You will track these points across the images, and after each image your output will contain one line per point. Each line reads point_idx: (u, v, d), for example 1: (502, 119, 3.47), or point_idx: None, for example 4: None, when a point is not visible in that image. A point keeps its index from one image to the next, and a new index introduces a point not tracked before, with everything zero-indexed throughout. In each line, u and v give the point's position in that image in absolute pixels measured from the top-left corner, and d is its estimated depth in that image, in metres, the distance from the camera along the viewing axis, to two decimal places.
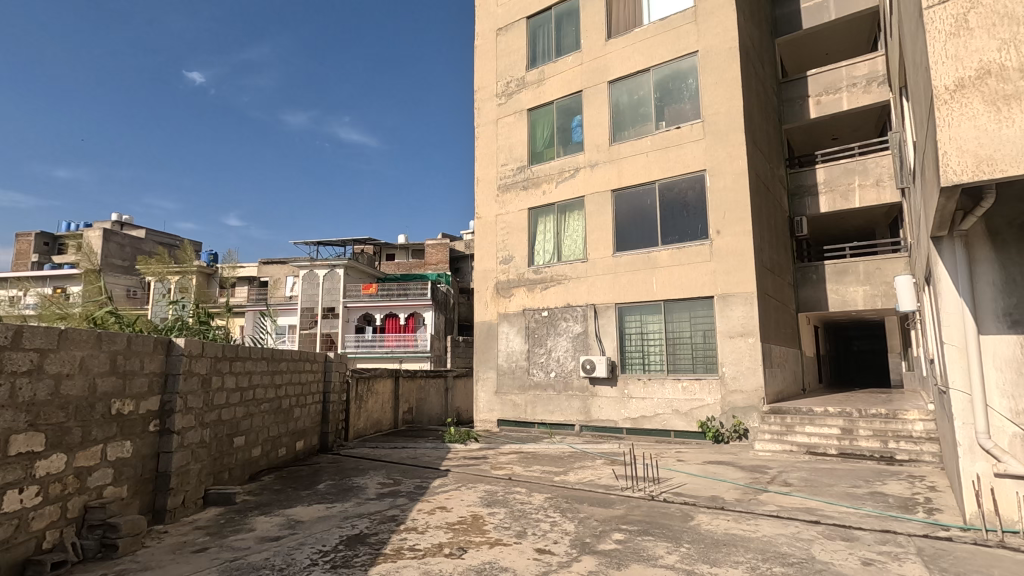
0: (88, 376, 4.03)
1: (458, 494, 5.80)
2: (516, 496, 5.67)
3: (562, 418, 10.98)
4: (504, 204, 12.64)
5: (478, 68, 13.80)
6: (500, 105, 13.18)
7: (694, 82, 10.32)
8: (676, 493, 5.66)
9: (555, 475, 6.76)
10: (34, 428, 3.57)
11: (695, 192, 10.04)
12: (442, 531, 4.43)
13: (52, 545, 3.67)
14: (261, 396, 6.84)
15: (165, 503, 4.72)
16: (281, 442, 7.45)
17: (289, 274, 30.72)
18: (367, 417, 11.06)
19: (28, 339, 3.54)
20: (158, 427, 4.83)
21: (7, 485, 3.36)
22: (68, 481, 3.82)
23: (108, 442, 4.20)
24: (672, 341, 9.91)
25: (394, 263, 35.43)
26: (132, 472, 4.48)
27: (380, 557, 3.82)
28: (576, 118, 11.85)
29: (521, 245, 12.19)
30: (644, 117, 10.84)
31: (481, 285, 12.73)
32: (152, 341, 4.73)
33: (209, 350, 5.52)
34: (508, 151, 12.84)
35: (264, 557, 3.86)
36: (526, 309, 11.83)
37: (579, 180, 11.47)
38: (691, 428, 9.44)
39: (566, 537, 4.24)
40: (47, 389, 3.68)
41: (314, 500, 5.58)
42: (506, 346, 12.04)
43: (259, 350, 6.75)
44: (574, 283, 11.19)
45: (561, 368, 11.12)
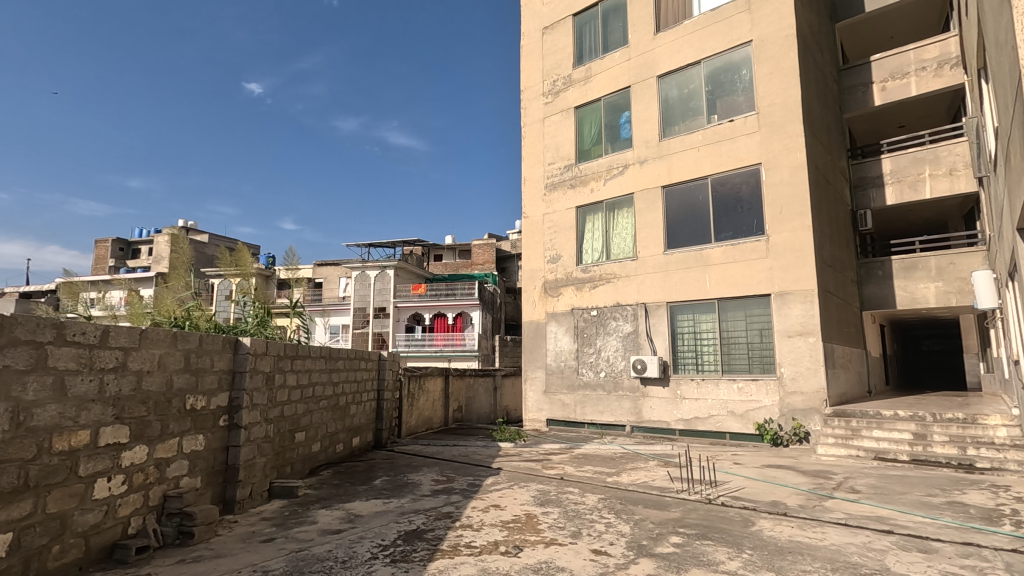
0: (165, 373, 4.28)
1: (511, 492, 5.83)
2: (569, 496, 5.65)
3: (612, 419, 10.86)
4: (551, 203, 12.62)
5: (523, 68, 13.82)
6: (547, 104, 13.15)
7: (748, 73, 9.97)
8: (735, 497, 5.50)
9: (608, 476, 6.70)
10: (120, 420, 3.82)
11: (750, 187, 9.71)
12: (496, 529, 4.44)
13: (136, 531, 3.93)
14: (320, 393, 7.09)
15: (234, 495, 4.98)
16: (338, 438, 7.71)
17: (343, 274, 31.68)
18: (419, 414, 11.27)
19: (113, 338, 3.79)
20: (227, 422, 5.08)
21: (96, 474, 3.61)
22: (149, 472, 4.08)
23: (183, 435, 4.45)
24: (727, 340, 9.63)
25: (442, 264, 35.92)
26: (205, 464, 4.73)
27: (437, 553, 3.89)
28: (624, 114, 11.68)
29: (569, 243, 12.14)
30: (695, 111, 10.56)
31: (529, 284, 12.74)
32: (221, 340, 4.98)
33: (272, 349, 5.77)
34: (555, 150, 12.79)
35: (327, 549, 3.99)
36: (574, 308, 11.75)
37: (628, 177, 11.30)
38: (748, 431, 9.15)
39: (622, 539, 4.20)
40: (130, 385, 3.93)
41: (371, 495, 5.73)
42: (554, 345, 11.99)
43: (317, 349, 7.01)
44: (623, 282, 11.04)
45: (611, 368, 11.00)
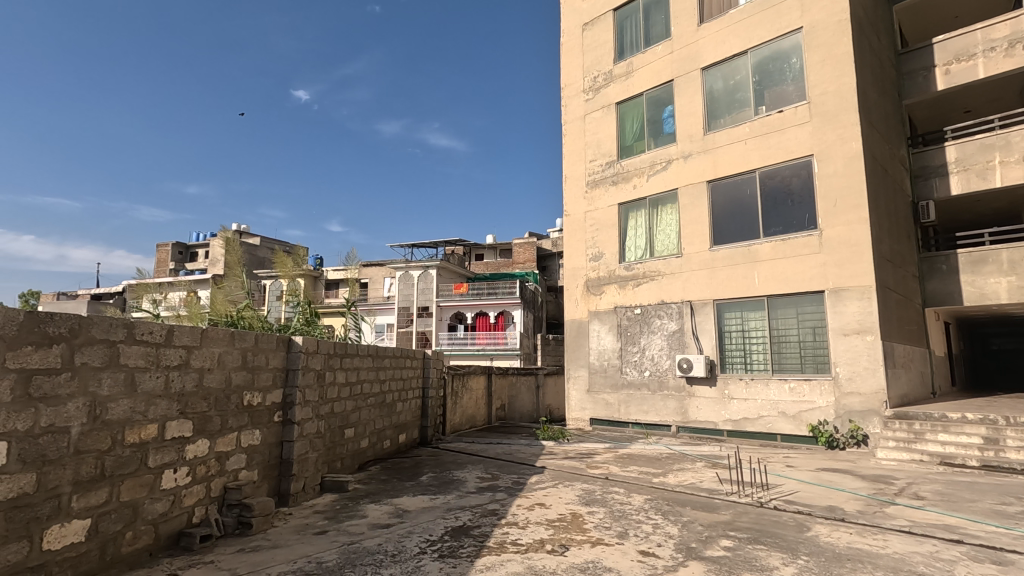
0: (224, 370, 4.48)
1: (556, 491, 5.81)
2: (615, 496, 5.60)
3: (657, 419, 10.68)
4: (593, 201, 12.52)
5: (564, 65, 13.75)
6: (587, 101, 13.05)
7: (798, 62, 9.60)
8: (788, 502, 5.31)
9: (654, 477, 6.59)
10: (184, 415, 4.03)
11: (801, 179, 9.35)
12: (542, 528, 4.45)
13: (200, 520, 4.15)
14: (367, 390, 7.27)
15: (288, 488, 5.17)
16: (385, 434, 7.90)
17: (387, 275, 32.38)
18: (462, 412, 11.40)
19: (177, 337, 3.99)
20: (282, 418, 5.27)
21: (164, 465, 3.82)
22: (211, 464, 4.29)
23: (241, 430, 4.66)
24: (777, 338, 9.32)
25: (483, 263, 36.18)
26: (261, 458, 4.94)
27: (484, 550, 3.93)
28: (667, 108, 11.46)
29: (611, 241, 12.01)
30: (742, 102, 10.26)
31: (571, 282, 12.68)
32: (275, 339, 5.17)
33: (322, 347, 5.96)
34: (597, 146, 12.67)
35: (378, 542, 4.10)
36: (617, 306, 11.61)
37: (672, 172, 11.09)
38: (800, 432, 8.83)
39: (670, 540, 4.13)
40: (193, 381, 4.14)
41: (418, 491, 5.83)
42: (597, 344, 11.89)
43: (365, 348, 7.18)
44: (667, 280, 10.84)
45: (656, 367, 10.81)
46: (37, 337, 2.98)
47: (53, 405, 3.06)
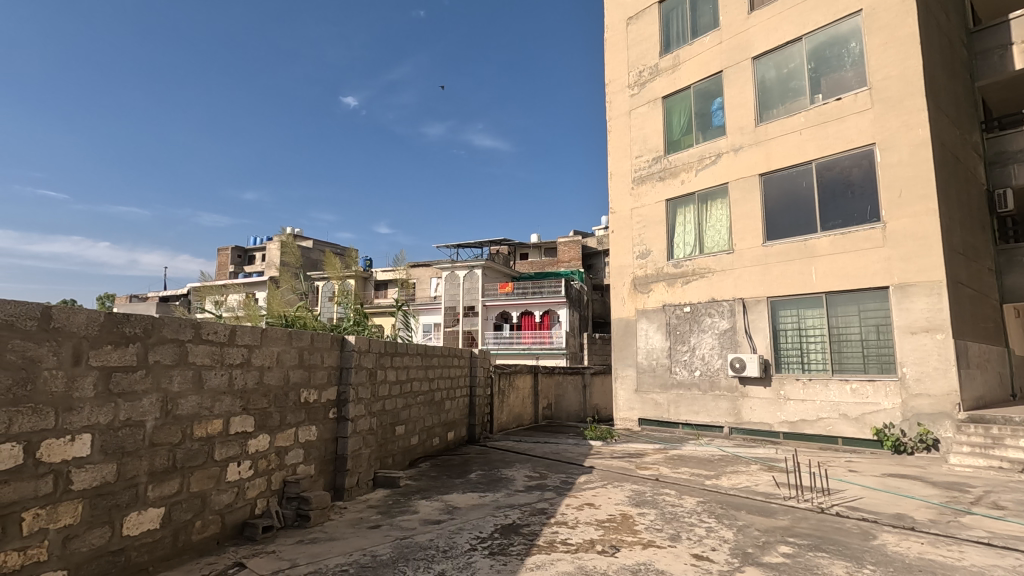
0: (283, 368, 4.66)
1: (605, 491, 5.76)
2: (666, 498, 5.49)
3: (709, 419, 10.42)
4: (639, 197, 12.32)
5: (608, 61, 13.59)
6: (632, 96, 12.85)
7: (858, 46, 9.13)
8: (852, 508, 5.07)
9: (707, 479, 6.43)
10: (246, 411, 4.22)
11: (862, 170, 8.90)
12: (592, 528, 4.42)
13: (262, 512, 4.34)
14: (417, 388, 7.42)
15: (343, 483, 5.34)
16: (434, 431, 8.04)
17: (434, 275, 32.92)
18: (509, 411, 11.46)
19: (240, 336, 4.18)
20: (336, 415, 5.44)
21: (229, 459, 4.01)
22: (271, 458, 4.47)
23: (299, 426, 4.84)
24: (837, 337, 8.91)
25: (528, 262, 36.23)
26: (318, 453, 5.12)
27: (534, 548, 3.94)
28: (716, 101, 11.14)
29: (659, 238, 11.78)
30: (796, 91, 9.86)
31: (617, 281, 12.52)
32: (329, 338, 5.34)
33: (374, 346, 6.12)
34: (643, 142, 12.46)
35: (429, 538, 4.17)
36: (666, 305, 11.39)
37: (722, 166, 10.78)
38: (863, 436, 8.42)
39: (725, 545, 4.02)
40: (254, 378, 4.33)
41: (467, 488, 5.91)
42: (646, 343, 11.69)
43: (415, 347, 7.31)
44: (718, 277, 10.54)
45: (706, 367, 10.54)
46: (116, 336, 3.18)
47: (130, 400, 3.26)
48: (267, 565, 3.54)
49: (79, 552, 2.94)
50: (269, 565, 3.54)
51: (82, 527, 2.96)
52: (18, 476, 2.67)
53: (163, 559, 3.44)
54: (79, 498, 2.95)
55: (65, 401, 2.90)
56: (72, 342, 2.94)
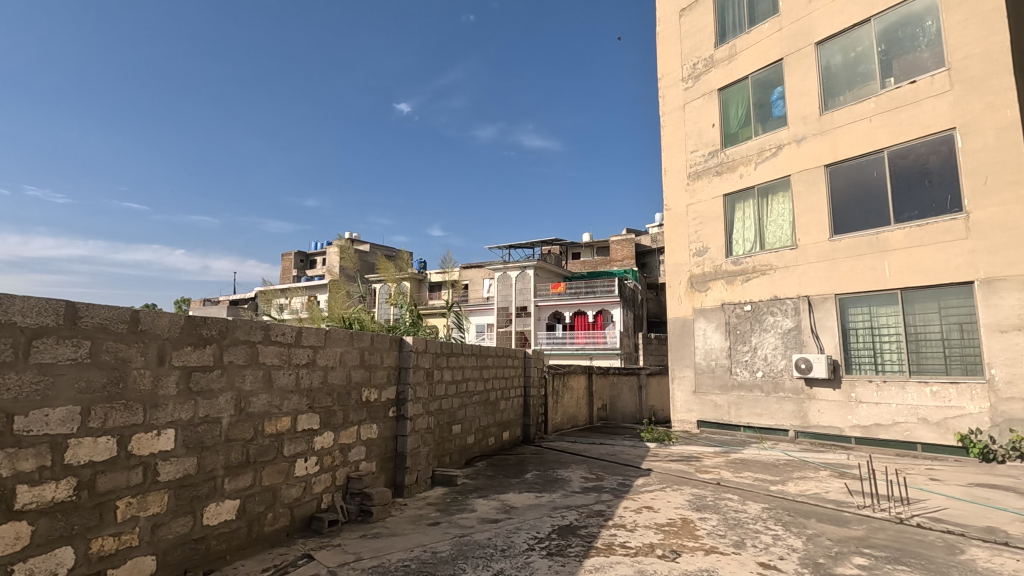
0: (345, 368, 4.83)
1: (664, 494, 5.63)
2: (729, 503, 5.31)
3: (773, 422, 10.00)
4: (695, 193, 11.98)
5: (660, 55, 13.30)
6: (686, 89, 12.52)
7: (934, 24, 8.52)
8: (934, 519, 4.73)
9: (771, 484, 6.16)
10: (312, 410, 4.40)
11: (941, 156, 8.30)
12: (651, 531, 4.34)
13: (328, 506, 4.52)
14: (472, 388, 7.51)
15: (403, 480, 5.49)
16: (490, 431, 8.11)
17: (487, 276, 33.25)
18: (564, 411, 11.41)
19: (305, 338, 4.37)
20: (396, 414, 5.59)
21: (297, 455, 4.20)
22: (336, 455, 4.65)
23: (361, 424, 5.01)
24: (914, 336, 8.35)
25: (581, 262, 35.95)
26: (379, 451, 5.28)
27: (593, 550, 3.90)
28: (776, 90, 10.68)
29: (716, 234, 11.41)
30: (865, 76, 9.31)
31: (673, 279, 12.22)
32: (388, 339, 5.50)
33: (430, 347, 6.24)
34: (698, 136, 12.11)
35: (487, 537, 4.21)
36: (725, 303, 11.01)
37: (783, 157, 10.33)
38: (946, 442, 7.85)
39: (794, 554, 3.84)
40: (319, 378, 4.51)
41: (524, 488, 5.93)
42: (704, 344, 11.34)
43: (470, 347, 7.40)
44: (781, 273, 10.09)
45: (769, 368, 10.12)
46: (195, 338, 3.39)
47: (208, 397, 3.47)
48: (333, 558, 3.68)
49: (166, 539, 3.16)
50: (335, 558, 3.68)
51: (168, 516, 3.18)
52: (113, 467, 2.89)
53: (239, 548, 3.65)
54: (165, 489, 3.17)
55: (152, 399, 3.12)
56: (157, 344, 3.15)
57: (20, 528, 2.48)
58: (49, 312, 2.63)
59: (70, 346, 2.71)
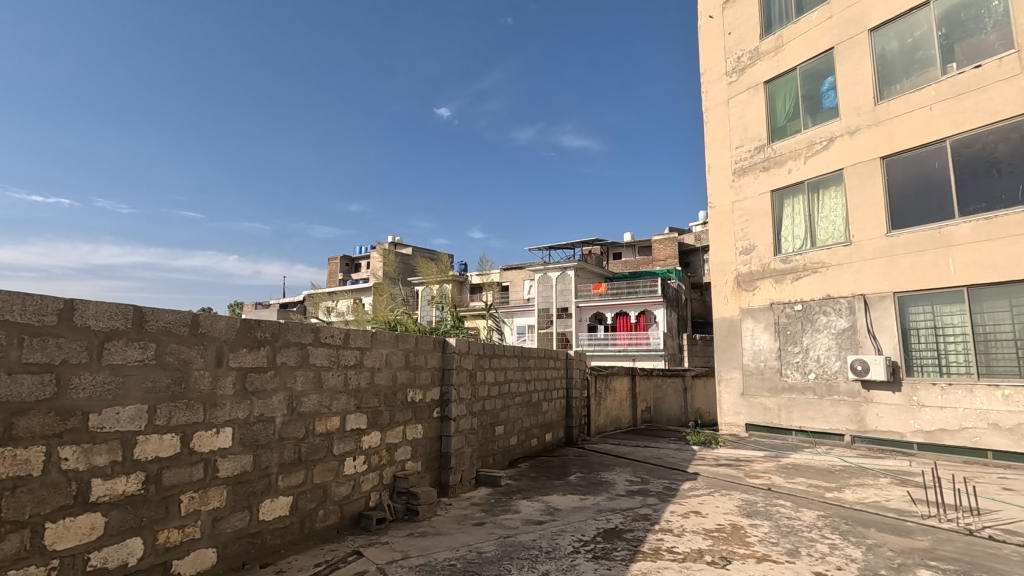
0: (391, 369, 4.93)
1: (712, 499, 5.50)
2: (781, 509, 5.14)
3: (827, 427, 9.61)
4: (741, 190, 11.65)
5: (703, 50, 13.01)
6: (731, 83, 12.20)
7: (1001, 4, 8.01)
8: (1008, 531, 4.45)
9: (826, 491, 5.92)
10: (360, 409, 4.51)
11: (1010, 144, 7.79)
12: (700, 537, 4.24)
13: (376, 504, 4.62)
14: (515, 389, 7.53)
15: (448, 480, 5.55)
16: (533, 433, 8.12)
17: (527, 277, 33.28)
18: (607, 413, 11.29)
19: (353, 339, 4.49)
20: (440, 414, 5.66)
21: (346, 453, 4.31)
22: (383, 454, 4.75)
23: (406, 425, 5.10)
24: (983, 336, 7.87)
25: (622, 262, 35.52)
26: (424, 450, 5.37)
27: (639, 554, 3.85)
28: (827, 81, 10.27)
29: (764, 232, 11.05)
30: (924, 62, 8.84)
31: (719, 278, 11.91)
32: (432, 340, 5.58)
33: (473, 348, 6.29)
34: (743, 131, 11.78)
35: (532, 538, 4.22)
36: (774, 303, 10.65)
37: (835, 150, 9.92)
38: (1020, 450, 7.37)
39: (852, 564, 3.69)
40: (366, 378, 4.62)
41: (568, 490, 5.91)
42: (752, 345, 11.00)
43: (511, 349, 7.42)
44: (834, 271, 9.68)
45: (823, 369, 9.73)
46: (250, 340, 3.54)
47: (262, 397, 3.62)
48: (382, 555, 3.76)
49: (225, 533, 3.31)
50: (383, 555, 3.76)
51: (227, 510, 3.33)
52: (176, 463, 3.04)
53: (293, 543, 3.78)
54: (224, 485, 3.31)
55: (211, 398, 3.27)
56: (215, 346, 3.30)
57: (95, 519, 2.64)
58: (119, 316, 2.79)
59: (138, 348, 2.87)
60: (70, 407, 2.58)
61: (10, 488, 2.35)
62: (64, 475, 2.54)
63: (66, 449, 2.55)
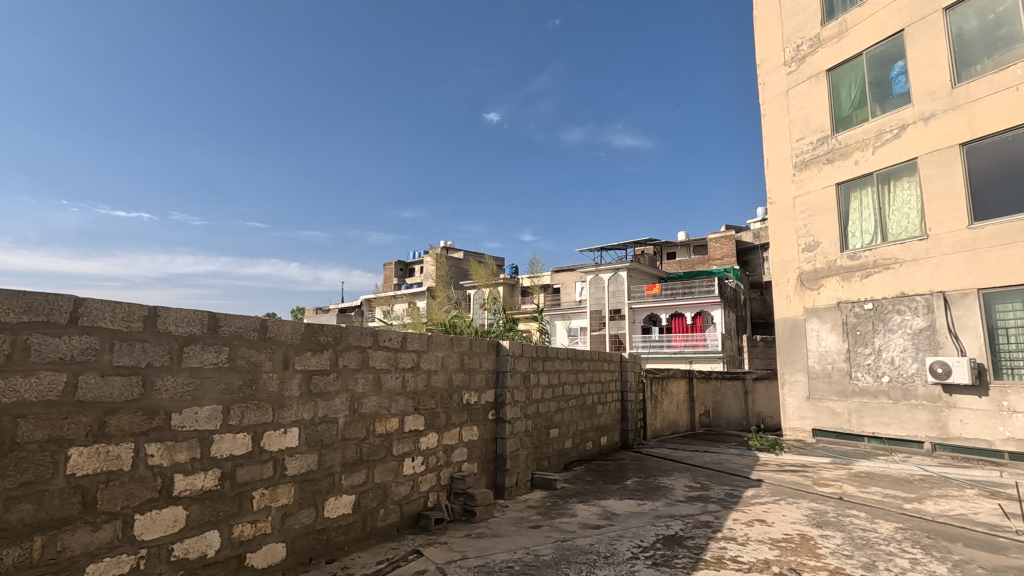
0: (447, 371, 5.01)
1: (778, 507, 5.27)
2: (854, 520, 4.86)
3: (904, 433, 9.03)
4: (803, 184, 11.14)
5: (759, 40, 12.55)
6: (790, 73, 11.70)
7: None
8: None
9: (905, 502, 5.54)
10: (417, 411, 4.61)
11: None
12: (766, 546, 4.06)
13: (434, 505, 4.70)
14: (569, 392, 7.49)
15: (503, 482, 5.58)
16: (587, 436, 8.04)
17: (578, 279, 33.05)
18: (663, 417, 11.05)
19: (410, 342, 4.59)
20: (495, 416, 5.70)
21: (404, 454, 4.41)
22: (440, 456, 4.83)
23: (462, 426, 5.17)
24: None
25: (676, 262, 34.68)
26: (480, 452, 5.42)
27: (701, 563, 3.74)
28: (896, 65, 9.67)
29: (829, 227, 10.51)
30: (1007, 40, 8.19)
31: (781, 277, 11.42)
32: (486, 343, 5.63)
33: (526, 350, 6.31)
34: (804, 123, 11.26)
35: (590, 542, 4.17)
36: (841, 302, 10.10)
37: (907, 139, 9.32)
38: None
39: None
40: (423, 381, 4.72)
41: (624, 495, 5.81)
42: (818, 346, 10.47)
43: (565, 351, 7.38)
44: (909, 267, 9.09)
45: (898, 372, 9.14)
46: (313, 344, 3.69)
47: (326, 399, 3.76)
48: (441, 555, 3.82)
49: (294, 528, 3.46)
50: (442, 555, 3.82)
51: (295, 507, 3.48)
52: (248, 461, 3.21)
53: (356, 540, 3.91)
54: (292, 482, 3.47)
55: (279, 399, 3.43)
56: (282, 350, 3.46)
57: (177, 512, 2.82)
58: (195, 322, 2.97)
59: (213, 351, 3.05)
60: (155, 406, 2.76)
61: (104, 481, 2.54)
62: (151, 470, 2.72)
63: (152, 446, 2.74)
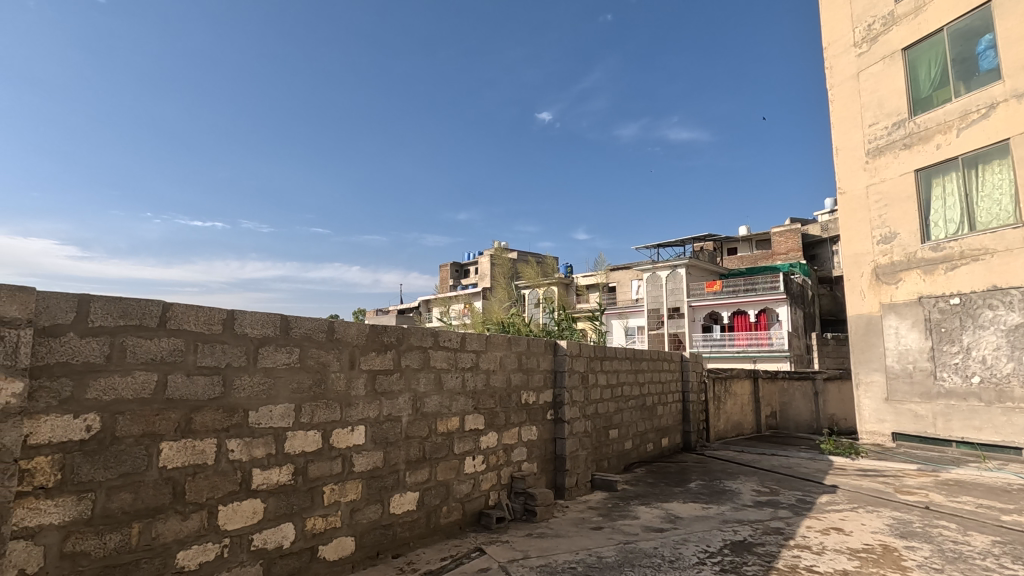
0: (505, 371, 5.04)
1: (856, 516, 4.97)
2: (943, 531, 4.51)
3: (998, 439, 8.38)
4: (877, 171, 10.45)
5: (825, 22, 11.89)
6: (860, 55, 11.00)
7: None
8: None
9: (1002, 513, 5.10)
10: (477, 410, 4.66)
11: None
12: (844, 557, 3.84)
13: (495, 503, 4.75)
14: (628, 393, 7.36)
15: (563, 482, 5.56)
16: (648, 437, 7.88)
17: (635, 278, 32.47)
18: (728, 419, 10.68)
19: (469, 343, 4.64)
20: (554, 416, 5.68)
21: (465, 452, 4.48)
22: (499, 455, 4.86)
23: (521, 426, 5.18)
24: None
25: (738, 257, 33.45)
26: (539, 452, 5.42)
27: (773, 571, 3.59)
28: (984, 39, 8.95)
29: (907, 216, 9.81)
30: None
31: (854, 272, 10.75)
32: (543, 343, 5.62)
33: (584, 350, 6.25)
34: (878, 106, 10.56)
35: (654, 546, 4.08)
36: (923, 296, 9.39)
37: (998, 119, 8.60)
38: None
39: None
40: (482, 381, 4.76)
41: (688, 498, 5.65)
42: (897, 344, 9.78)
43: (623, 351, 7.25)
44: (1002, 258, 8.38)
45: (990, 372, 8.52)
46: (377, 344, 3.80)
47: (390, 398, 3.86)
48: (503, 554, 3.84)
49: (362, 523, 3.58)
50: (504, 554, 3.84)
51: (363, 503, 3.60)
52: (319, 457, 3.35)
53: (420, 536, 3.99)
54: (359, 479, 3.58)
55: (346, 398, 3.55)
56: (349, 350, 3.59)
57: (256, 504, 2.98)
58: (269, 324, 3.13)
59: (285, 352, 3.21)
60: (233, 404, 2.93)
61: (191, 473, 2.72)
62: (231, 464, 2.89)
63: (233, 442, 2.91)
